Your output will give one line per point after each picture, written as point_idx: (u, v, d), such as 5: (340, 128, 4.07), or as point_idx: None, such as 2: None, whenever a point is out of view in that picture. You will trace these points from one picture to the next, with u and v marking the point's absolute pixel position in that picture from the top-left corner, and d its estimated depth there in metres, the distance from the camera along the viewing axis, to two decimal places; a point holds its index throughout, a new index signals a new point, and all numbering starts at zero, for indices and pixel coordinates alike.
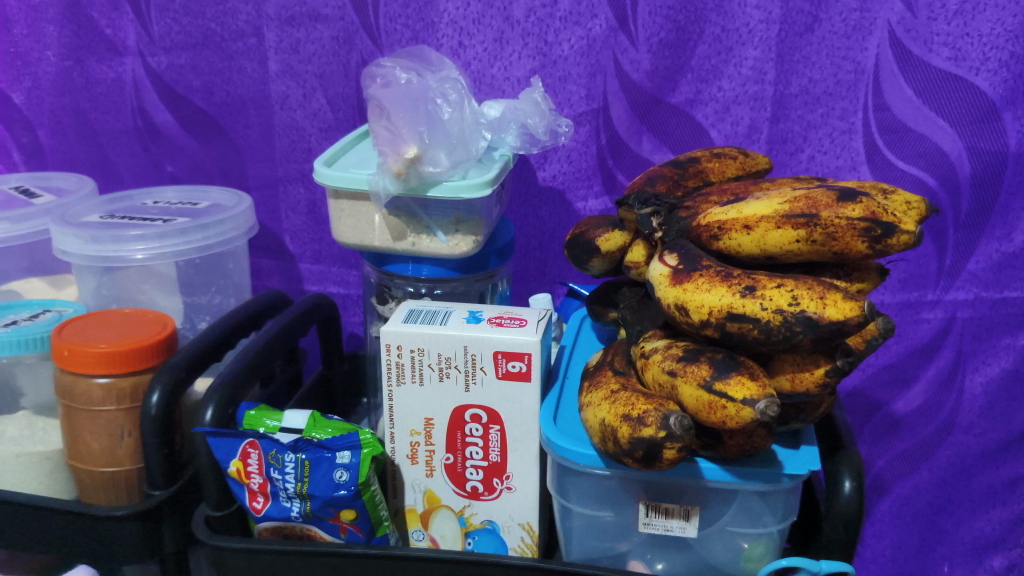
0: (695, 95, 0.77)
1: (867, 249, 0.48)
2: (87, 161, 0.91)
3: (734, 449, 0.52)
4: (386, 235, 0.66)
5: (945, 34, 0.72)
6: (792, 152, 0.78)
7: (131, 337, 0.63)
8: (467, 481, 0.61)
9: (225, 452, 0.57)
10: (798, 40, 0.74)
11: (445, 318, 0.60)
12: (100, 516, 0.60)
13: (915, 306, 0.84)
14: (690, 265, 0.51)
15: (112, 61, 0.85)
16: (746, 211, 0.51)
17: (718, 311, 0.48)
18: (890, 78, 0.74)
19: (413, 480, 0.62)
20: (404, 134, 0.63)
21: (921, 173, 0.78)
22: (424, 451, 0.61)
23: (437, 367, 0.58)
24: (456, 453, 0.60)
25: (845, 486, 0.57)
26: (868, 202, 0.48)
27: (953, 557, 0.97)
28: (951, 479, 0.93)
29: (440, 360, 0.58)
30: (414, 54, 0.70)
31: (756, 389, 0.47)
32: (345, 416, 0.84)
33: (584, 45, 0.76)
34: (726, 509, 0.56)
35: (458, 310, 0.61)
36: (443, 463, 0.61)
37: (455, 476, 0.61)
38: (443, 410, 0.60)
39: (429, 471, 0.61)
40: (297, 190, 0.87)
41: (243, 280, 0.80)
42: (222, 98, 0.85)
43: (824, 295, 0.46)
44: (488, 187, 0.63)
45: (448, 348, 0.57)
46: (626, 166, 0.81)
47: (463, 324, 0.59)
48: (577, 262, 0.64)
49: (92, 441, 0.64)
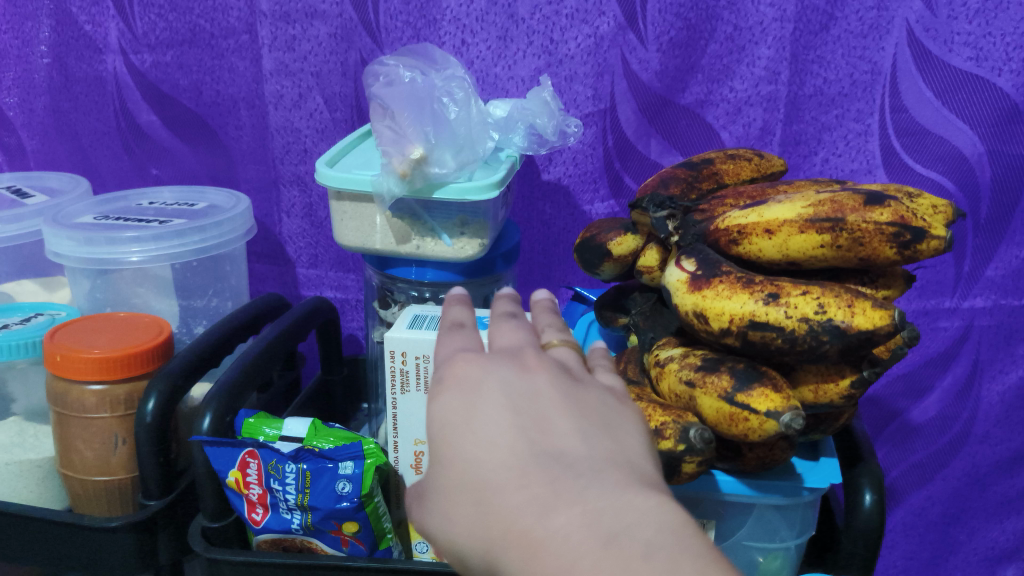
0: (706, 96, 0.75)
1: (895, 255, 0.46)
2: (70, 162, 0.89)
3: (753, 462, 0.50)
4: (389, 237, 0.64)
5: (966, 33, 0.71)
6: (805, 155, 0.76)
7: (126, 343, 0.61)
8: None
9: (223, 462, 0.55)
10: (813, 39, 0.72)
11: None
12: (93, 528, 0.58)
13: (933, 315, 0.82)
14: (709, 271, 0.49)
15: (92, 58, 0.83)
16: (767, 214, 0.49)
17: (739, 320, 0.46)
18: (909, 79, 0.72)
19: None
20: (409, 134, 0.61)
21: (939, 177, 0.76)
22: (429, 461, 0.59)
23: None
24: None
25: (866, 498, 0.56)
26: (896, 205, 0.46)
27: (966, 567, 0.96)
28: (966, 489, 0.91)
29: None
30: (417, 52, 0.68)
31: (780, 401, 0.45)
32: (345, 423, 0.82)
33: (591, 44, 0.74)
34: (743, 522, 0.55)
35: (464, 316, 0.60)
36: None
37: None
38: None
39: None
40: (292, 193, 0.85)
41: (240, 283, 0.78)
42: (212, 97, 0.83)
43: (853, 303, 0.45)
44: (495, 189, 0.61)
45: None
46: (633, 169, 0.79)
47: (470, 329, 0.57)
48: (588, 266, 0.61)
49: (85, 449, 0.61)
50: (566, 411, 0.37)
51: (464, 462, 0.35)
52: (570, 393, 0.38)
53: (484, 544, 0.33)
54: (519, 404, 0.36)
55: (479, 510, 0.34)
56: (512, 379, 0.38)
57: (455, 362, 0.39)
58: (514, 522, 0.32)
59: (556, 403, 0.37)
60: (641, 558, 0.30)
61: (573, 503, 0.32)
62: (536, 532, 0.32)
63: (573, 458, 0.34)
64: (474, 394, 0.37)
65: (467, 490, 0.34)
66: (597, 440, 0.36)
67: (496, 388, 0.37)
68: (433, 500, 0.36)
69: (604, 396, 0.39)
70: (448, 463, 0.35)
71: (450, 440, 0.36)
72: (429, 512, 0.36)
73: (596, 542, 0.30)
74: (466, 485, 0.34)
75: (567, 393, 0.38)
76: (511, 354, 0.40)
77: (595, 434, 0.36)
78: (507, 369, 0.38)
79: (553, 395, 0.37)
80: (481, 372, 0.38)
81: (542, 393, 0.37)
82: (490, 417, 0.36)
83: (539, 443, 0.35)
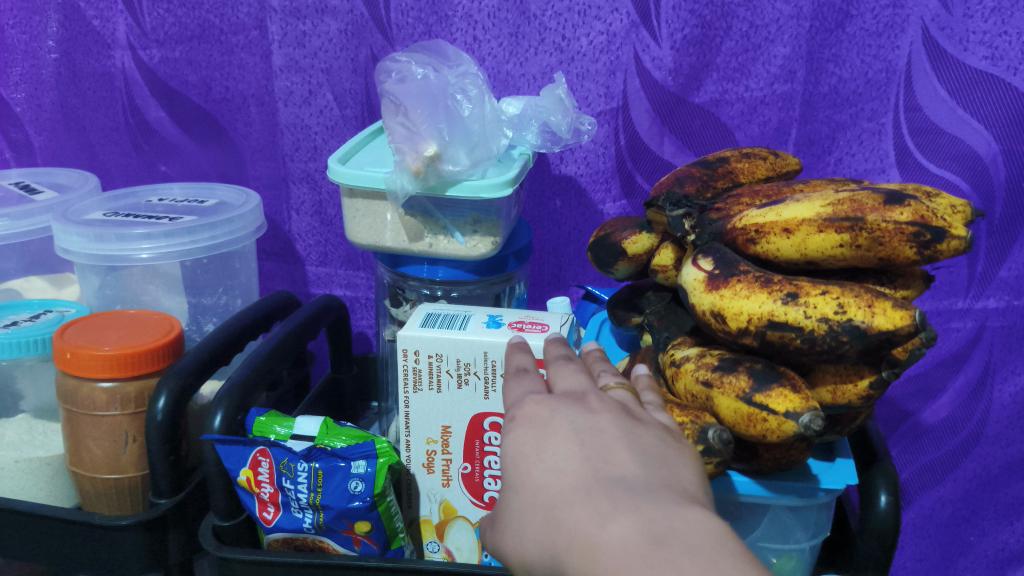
0: (721, 95, 0.74)
1: (915, 255, 0.46)
2: (78, 158, 0.89)
3: (769, 463, 0.50)
4: (401, 235, 0.64)
5: (983, 32, 0.70)
6: (819, 154, 0.76)
7: (136, 340, 0.60)
8: (484, 492, 0.58)
9: (234, 460, 0.55)
10: (828, 37, 0.71)
11: (464, 322, 0.58)
12: (104, 525, 0.58)
13: (945, 316, 0.82)
14: (727, 270, 0.49)
15: (100, 54, 0.82)
16: (785, 214, 0.49)
17: (758, 319, 0.46)
18: (923, 77, 0.72)
19: (429, 490, 0.60)
20: (423, 131, 0.61)
21: (954, 177, 0.75)
22: (440, 460, 0.59)
23: (455, 374, 0.56)
24: (473, 463, 0.58)
25: (881, 501, 0.55)
26: (916, 205, 0.46)
27: (976, 568, 0.95)
28: (976, 491, 0.91)
29: (459, 366, 0.56)
30: (429, 48, 0.67)
31: (799, 402, 0.45)
32: (355, 421, 0.82)
33: (604, 41, 0.73)
34: (758, 523, 0.54)
35: (477, 314, 0.60)
36: (460, 473, 0.59)
37: (472, 486, 0.59)
38: (460, 418, 0.57)
39: (446, 481, 0.59)
40: (301, 190, 0.85)
41: (250, 281, 0.77)
42: (221, 93, 0.82)
43: (873, 303, 0.44)
44: (509, 187, 0.61)
45: (467, 354, 0.56)
46: (645, 168, 0.79)
47: (483, 328, 0.57)
48: (602, 265, 0.61)
49: (95, 447, 0.61)
50: (627, 442, 0.39)
51: (534, 488, 0.38)
52: (629, 426, 0.40)
53: (550, 555, 0.36)
54: (583, 437, 0.39)
55: (546, 525, 0.36)
56: (579, 417, 0.41)
57: (526, 405, 0.43)
58: (575, 532, 0.35)
59: (616, 435, 0.40)
60: (684, 553, 0.32)
61: (629, 513, 0.34)
62: (592, 539, 0.34)
63: (631, 480, 0.36)
64: (544, 431, 0.40)
65: (535, 510, 0.37)
66: (655, 467, 0.38)
67: (564, 425, 0.40)
68: (505, 521, 0.38)
69: (661, 434, 0.41)
70: (519, 491, 0.38)
71: (522, 469, 0.39)
72: (502, 533, 0.39)
73: (647, 545, 0.33)
74: (535, 506, 0.37)
75: (628, 428, 0.40)
76: (576, 397, 0.43)
77: (652, 463, 0.38)
78: (574, 410, 0.41)
79: (614, 429, 0.40)
80: (550, 412, 0.41)
81: (605, 428, 0.40)
82: (559, 449, 0.39)
83: (600, 469, 0.37)
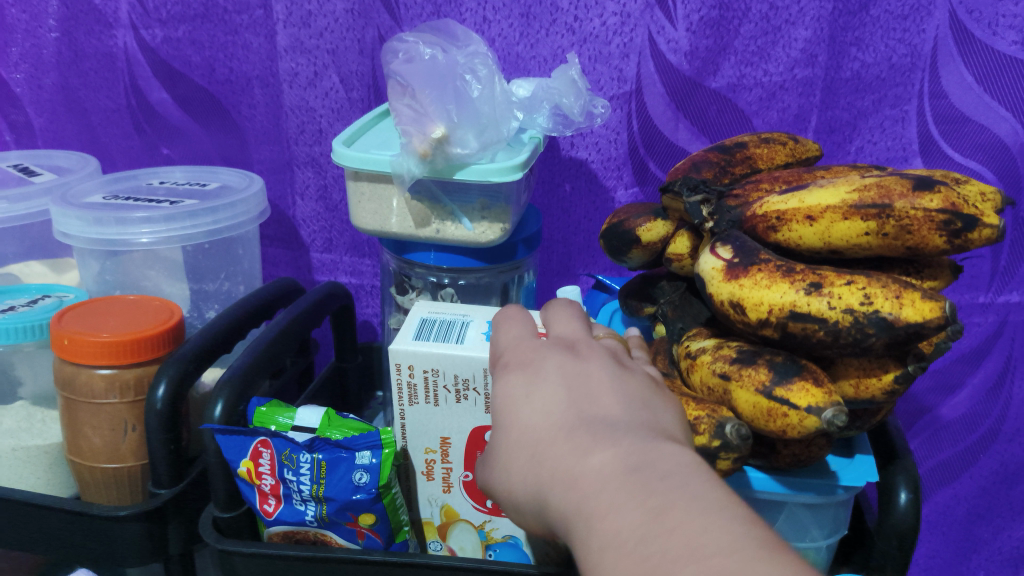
0: (738, 79, 0.72)
1: (944, 244, 0.44)
2: (78, 141, 0.87)
3: (787, 459, 0.49)
4: (407, 220, 0.62)
5: (1012, 15, 0.68)
6: (839, 142, 0.74)
7: (135, 327, 0.59)
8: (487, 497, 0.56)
9: (234, 452, 0.53)
10: (851, 20, 0.69)
11: (461, 334, 0.55)
12: (101, 516, 0.56)
13: (966, 310, 0.80)
14: (747, 259, 0.47)
15: (102, 33, 0.81)
16: (808, 200, 0.47)
17: (779, 310, 0.44)
18: (949, 63, 0.70)
19: (430, 495, 0.58)
20: (430, 113, 0.59)
21: (978, 167, 0.73)
22: (440, 469, 0.57)
23: (453, 389, 0.54)
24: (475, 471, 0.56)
25: (901, 498, 0.53)
26: (947, 192, 0.44)
27: (990, 566, 0.94)
28: (992, 488, 0.89)
29: (457, 382, 0.54)
30: (438, 28, 0.65)
31: (822, 396, 0.43)
32: (358, 411, 0.80)
33: (618, 21, 0.71)
34: (773, 520, 0.52)
35: (476, 321, 0.57)
36: (462, 480, 0.57)
37: (474, 493, 0.57)
38: (460, 431, 0.55)
39: (447, 487, 0.57)
40: (306, 174, 0.83)
41: (253, 267, 0.76)
42: (224, 74, 0.80)
43: (901, 294, 0.42)
44: (519, 171, 0.59)
45: (466, 370, 0.53)
46: (659, 155, 0.76)
47: (481, 341, 0.54)
48: (615, 254, 0.59)
49: (94, 436, 0.60)
50: (613, 385, 0.38)
51: (522, 426, 0.37)
52: (617, 371, 0.39)
53: (537, 493, 0.35)
54: (572, 380, 0.38)
55: (532, 463, 0.36)
56: (568, 362, 0.40)
57: (518, 352, 0.42)
58: (558, 466, 0.34)
59: (603, 377, 0.39)
60: (660, 481, 0.31)
61: (611, 447, 0.34)
62: (573, 471, 0.34)
63: (613, 420, 0.36)
64: (533, 373, 0.39)
65: (523, 448, 0.36)
66: (638, 410, 0.37)
67: (553, 369, 0.39)
68: (495, 460, 0.38)
69: (648, 381, 0.40)
70: (507, 429, 0.38)
71: (510, 410, 0.38)
72: (491, 471, 0.38)
73: (625, 476, 0.32)
74: (521, 444, 0.37)
75: (617, 373, 0.39)
76: (568, 346, 0.42)
77: (637, 406, 0.37)
78: (564, 355, 0.41)
79: (601, 374, 0.39)
80: (541, 357, 0.41)
81: (593, 373, 0.39)
82: (547, 391, 0.38)
83: (586, 410, 0.36)
